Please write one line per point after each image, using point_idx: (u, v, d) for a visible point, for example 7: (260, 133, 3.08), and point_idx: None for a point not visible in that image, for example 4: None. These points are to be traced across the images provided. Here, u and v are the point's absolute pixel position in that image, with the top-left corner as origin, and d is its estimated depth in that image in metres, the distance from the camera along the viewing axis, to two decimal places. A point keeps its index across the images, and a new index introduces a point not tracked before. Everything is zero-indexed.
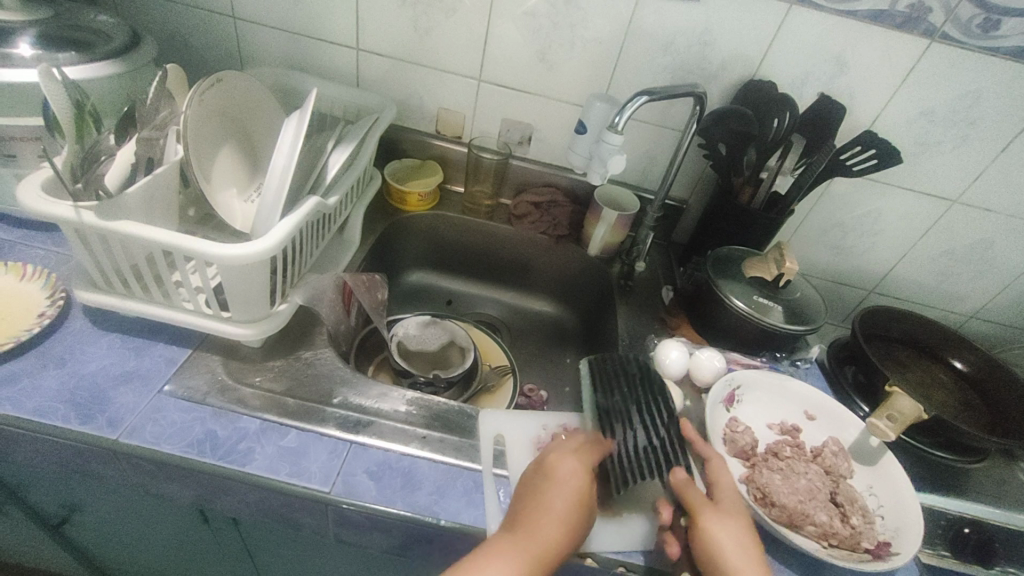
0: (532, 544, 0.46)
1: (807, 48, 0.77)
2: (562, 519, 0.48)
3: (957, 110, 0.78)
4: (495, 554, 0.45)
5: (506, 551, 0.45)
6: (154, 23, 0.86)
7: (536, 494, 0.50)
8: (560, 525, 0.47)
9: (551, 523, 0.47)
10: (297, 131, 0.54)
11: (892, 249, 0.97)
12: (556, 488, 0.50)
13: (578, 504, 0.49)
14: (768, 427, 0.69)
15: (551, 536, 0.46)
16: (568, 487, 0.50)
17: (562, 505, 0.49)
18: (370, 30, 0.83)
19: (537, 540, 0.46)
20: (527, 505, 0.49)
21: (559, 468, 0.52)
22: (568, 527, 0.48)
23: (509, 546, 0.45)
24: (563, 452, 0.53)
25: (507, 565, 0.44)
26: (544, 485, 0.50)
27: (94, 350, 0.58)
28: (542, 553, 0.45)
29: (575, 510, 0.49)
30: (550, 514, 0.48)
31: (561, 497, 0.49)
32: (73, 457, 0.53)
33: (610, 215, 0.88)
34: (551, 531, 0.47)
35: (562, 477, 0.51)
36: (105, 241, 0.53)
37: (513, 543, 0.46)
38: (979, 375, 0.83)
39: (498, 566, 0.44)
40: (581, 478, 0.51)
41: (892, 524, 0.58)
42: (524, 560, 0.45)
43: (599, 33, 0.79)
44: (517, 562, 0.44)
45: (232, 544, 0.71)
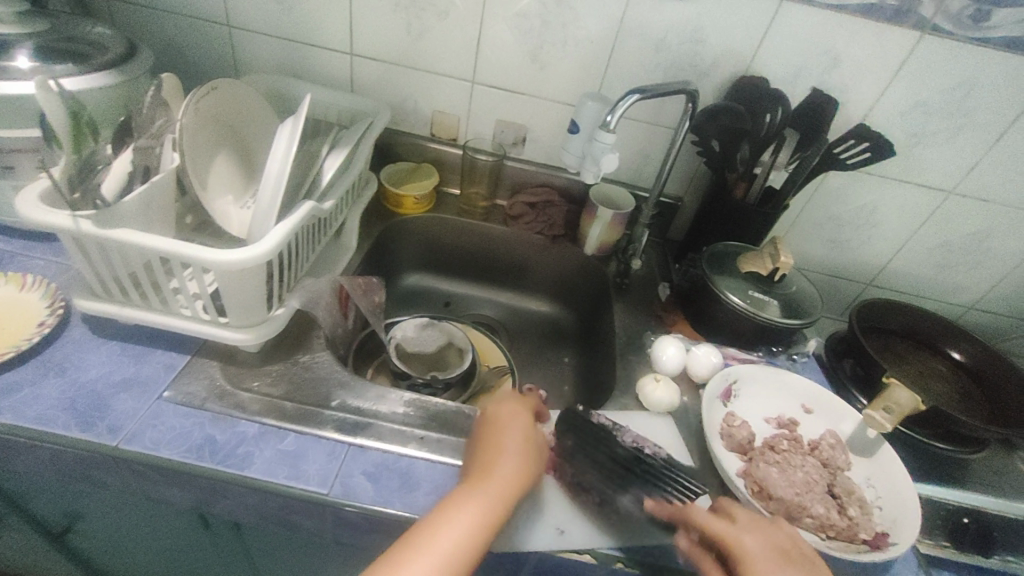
0: (497, 480, 0.49)
1: (798, 44, 0.77)
2: (519, 455, 0.51)
3: (949, 101, 0.79)
4: (462, 496, 0.47)
5: (473, 491, 0.47)
6: (149, 32, 0.86)
7: (489, 437, 0.53)
8: (518, 459, 0.51)
9: (510, 460, 0.51)
10: (291, 137, 0.55)
11: (888, 241, 0.97)
12: (508, 429, 0.53)
13: (530, 441, 0.53)
14: (765, 421, 0.69)
15: (513, 470, 0.50)
16: (516, 426, 0.54)
17: (513, 443, 0.52)
18: (364, 35, 0.84)
19: (499, 475, 0.49)
20: (483, 449, 0.52)
21: (503, 412, 0.55)
22: (524, 460, 0.51)
23: (475, 487, 0.48)
24: (503, 399, 0.57)
25: (478, 506, 0.46)
26: (492, 430, 0.53)
27: (94, 358, 0.58)
28: (507, 486, 0.48)
29: (529, 445, 0.53)
30: (508, 451, 0.51)
31: (513, 436, 0.53)
32: (75, 464, 0.54)
33: (605, 214, 0.88)
34: (511, 465, 0.50)
35: (510, 418, 0.54)
36: (102, 249, 0.54)
37: (473, 488, 0.48)
38: (977, 365, 0.83)
39: (468, 507, 0.46)
40: (526, 418, 0.55)
41: (890, 515, 0.58)
42: (492, 495, 0.47)
43: (591, 33, 0.80)
44: (481, 503, 0.46)
45: (233, 548, 0.72)
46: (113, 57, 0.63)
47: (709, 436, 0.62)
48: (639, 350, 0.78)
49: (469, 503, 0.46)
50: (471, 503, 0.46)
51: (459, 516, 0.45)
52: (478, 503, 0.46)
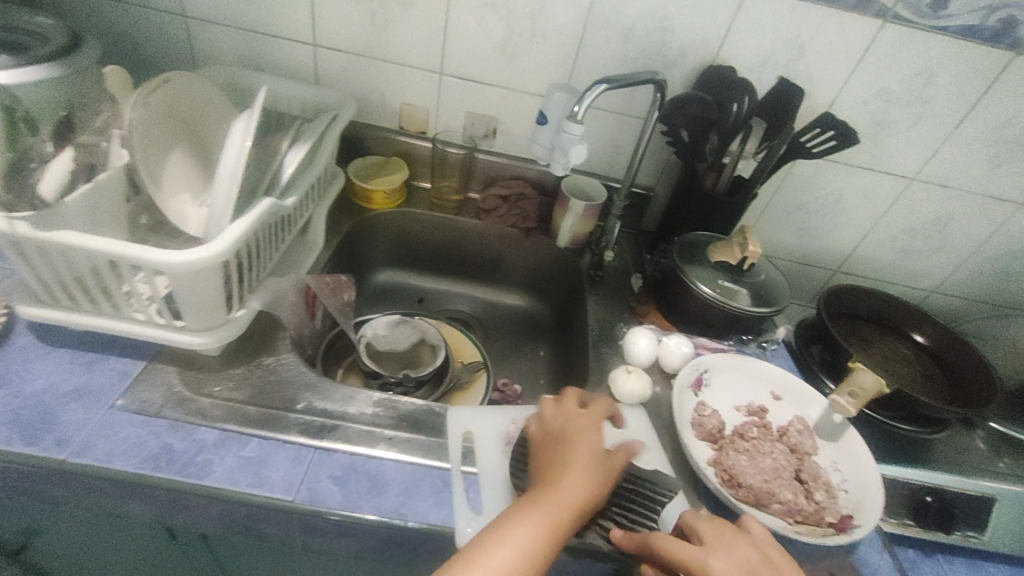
0: (563, 497, 0.48)
1: (764, 32, 0.77)
2: (587, 472, 0.51)
3: (910, 89, 0.80)
4: (527, 511, 0.47)
5: (537, 507, 0.47)
6: (97, 23, 0.82)
7: (560, 452, 0.53)
8: (585, 476, 0.50)
9: (578, 477, 0.50)
10: (245, 131, 0.53)
11: (855, 228, 0.98)
12: (578, 445, 0.53)
13: (599, 458, 0.53)
14: (735, 409, 0.70)
15: (579, 488, 0.49)
16: (587, 443, 0.53)
17: (584, 461, 0.52)
18: (325, 25, 0.81)
19: (565, 492, 0.49)
20: (553, 463, 0.52)
21: (577, 428, 0.55)
22: (595, 477, 0.51)
23: (541, 500, 0.48)
24: (576, 413, 0.57)
25: (539, 522, 0.46)
26: (565, 446, 0.53)
27: (41, 368, 0.55)
28: (571, 503, 0.48)
29: (599, 462, 0.52)
30: (578, 467, 0.51)
31: (583, 452, 0.52)
32: (23, 479, 0.51)
33: (577, 206, 0.87)
34: (578, 482, 0.50)
35: (581, 434, 0.54)
36: (44, 253, 0.51)
37: (542, 503, 0.48)
38: (939, 348, 0.85)
39: (530, 524, 0.46)
40: (598, 436, 0.55)
41: (856, 498, 0.60)
42: (555, 512, 0.47)
43: (558, 22, 0.79)
44: (547, 520, 0.46)
45: (203, 558, 0.70)
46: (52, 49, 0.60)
47: (681, 427, 0.63)
48: (612, 342, 0.78)
49: (532, 519, 0.46)
50: (535, 519, 0.46)
51: (521, 532, 0.45)
52: (540, 519, 0.46)
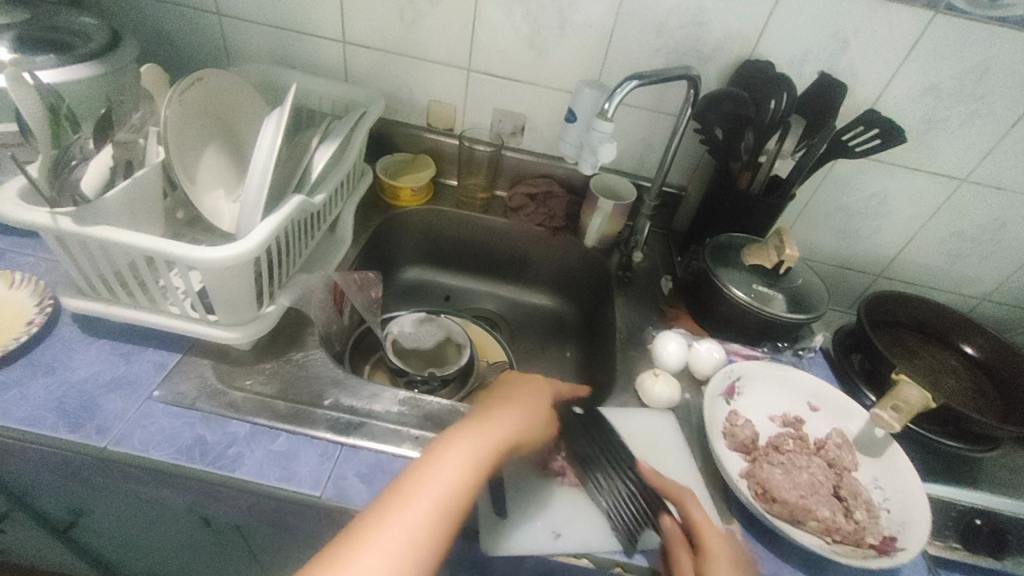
0: (494, 428, 0.50)
1: (806, 26, 0.74)
2: (522, 411, 0.53)
3: (965, 84, 0.75)
4: (460, 438, 0.47)
5: (476, 428, 0.49)
6: (140, 24, 0.84)
7: (498, 399, 0.54)
8: (518, 414, 0.52)
9: (514, 412, 0.53)
10: (278, 127, 0.53)
11: (899, 232, 0.94)
12: (512, 395, 0.55)
13: (531, 403, 0.55)
14: (769, 419, 0.67)
15: (511, 422, 0.51)
16: (524, 395, 0.56)
17: (521, 401, 0.55)
18: (356, 22, 0.81)
19: (500, 424, 0.50)
20: (488, 404, 0.54)
21: (512, 382, 0.58)
22: (528, 418, 0.53)
23: (477, 429, 0.49)
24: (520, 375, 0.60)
25: (480, 441, 0.48)
26: (504, 392, 0.56)
27: (83, 357, 0.57)
28: (508, 429, 0.50)
29: (532, 406, 0.55)
30: (508, 408, 0.53)
31: (519, 401, 0.55)
32: (66, 465, 0.53)
33: (606, 205, 0.85)
34: (509, 421, 0.51)
35: (515, 388, 0.57)
36: (86, 246, 0.52)
37: (482, 425, 0.49)
38: (990, 360, 0.81)
39: (473, 442, 0.47)
40: (538, 394, 0.57)
41: (899, 517, 0.57)
42: (485, 440, 0.48)
43: (589, 17, 0.77)
44: (489, 438, 0.48)
45: (235, 545, 0.71)
46: (96, 48, 0.61)
47: (711, 437, 0.61)
48: (640, 346, 0.76)
49: (473, 437, 0.48)
50: (464, 445, 0.47)
51: (463, 445, 0.46)
52: (470, 443, 0.47)
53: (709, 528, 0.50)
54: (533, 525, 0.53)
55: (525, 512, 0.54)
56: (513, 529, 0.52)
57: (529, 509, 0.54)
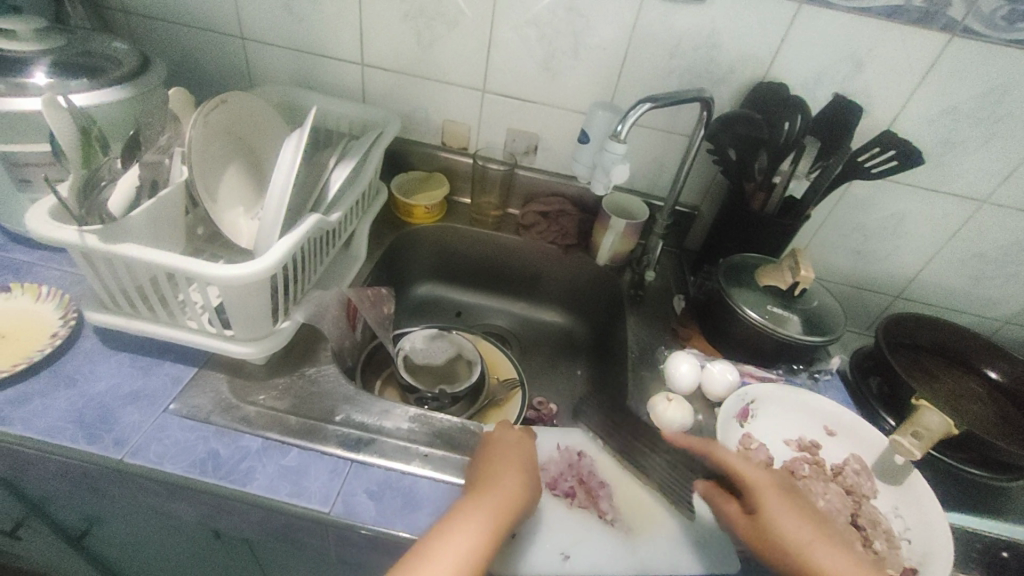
0: (497, 498, 0.48)
1: (819, 47, 0.74)
2: (519, 473, 0.52)
3: (984, 105, 0.74)
4: (464, 515, 0.46)
5: (477, 503, 0.47)
6: (168, 47, 0.88)
7: (488, 464, 0.52)
8: (518, 478, 0.51)
9: (511, 475, 0.51)
10: (296, 149, 0.54)
11: (917, 253, 0.92)
12: (506, 454, 0.54)
13: (526, 463, 0.54)
14: (785, 443, 0.66)
15: (513, 491, 0.49)
16: (517, 453, 0.54)
17: (516, 461, 0.53)
18: (374, 45, 0.84)
19: (501, 494, 0.49)
20: (484, 471, 0.52)
21: (500, 439, 0.56)
22: (526, 479, 0.52)
23: (478, 503, 0.47)
24: (507, 428, 0.58)
25: (483, 517, 0.46)
26: (497, 451, 0.54)
27: (103, 370, 0.59)
28: (510, 498, 0.49)
29: (528, 466, 0.53)
30: (507, 471, 0.51)
31: (514, 459, 0.53)
32: (83, 475, 0.54)
33: (619, 224, 0.85)
34: (509, 488, 0.50)
35: (505, 444, 0.55)
36: (110, 262, 0.54)
37: (482, 497, 0.48)
38: (1015, 386, 0.78)
39: (475, 520, 0.46)
40: (529, 451, 0.56)
41: (921, 549, 0.55)
42: (490, 512, 0.47)
43: (603, 39, 0.78)
44: (491, 511, 0.47)
45: (244, 559, 0.71)
46: (127, 72, 0.64)
47: None
48: (652, 366, 0.76)
49: (474, 515, 0.46)
50: (469, 524, 0.45)
51: (466, 525, 0.45)
52: (477, 519, 0.46)
53: (737, 465, 0.51)
54: (541, 545, 0.52)
55: (534, 531, 0.53)
56: (521, 548, 0.52)
57: (539, 529, 0.54)
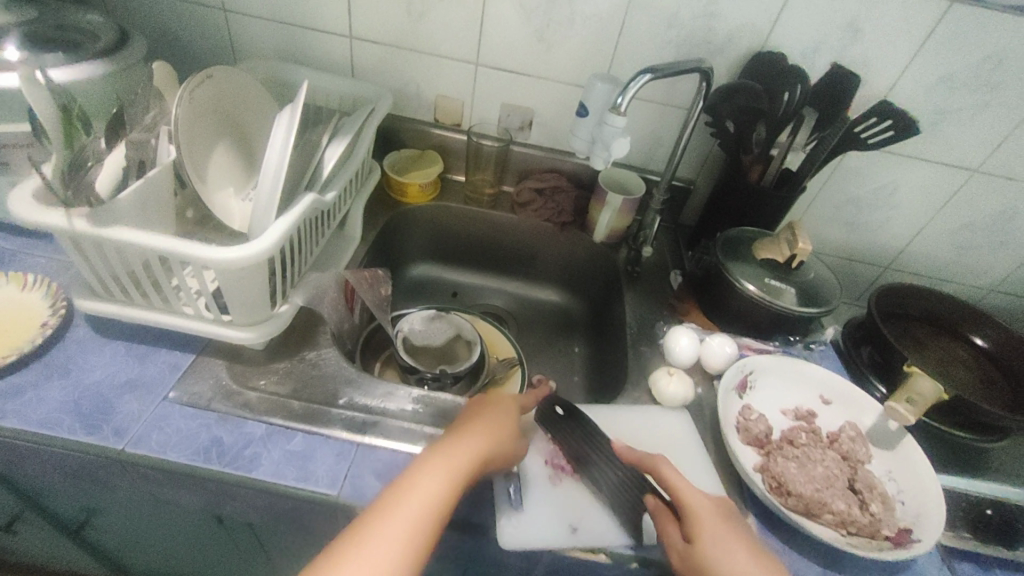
0: (458, 453, 0.47)
1: (818, 17, 0.73)
2: (490, 432, 0.50)
3: (979, 75, 0.75)
4: (428, 464, 0.46)
5: (438, 457, 0.47)
6: (144, 21, 0.84)
7: (464, 421, 0.52)
8: (489, 434, 0.50)
9: (480, 434, 0.50)
10: (290, 126, 0.53)
11: (908, 224, 0.93)
12: (483, 412, 0.53)
13: (503, 422, 0.52)
14: (782, 413, 0.67)
15: (478, 448, 0.48)
16: (495, 412, 0.53)
17: (492, 419, 0.52)
18: (363, 16, 0.80)
19: (463, 448, 0.48)
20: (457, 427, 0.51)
21: (493, 399, 0.56)
22: (506, 434, 0.51)
23: (439, 456, 0.47)
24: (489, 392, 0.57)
25: (441, 472, 0.45)
26: (475, 410, 0.53)
27: (98, 359, 0.57)
28: (473, 455, 0.47)
29: (506, 426, 0.52)
30: (484, 422, 0.51)
31: (498, 415, 0.52)
32: (84, 466, 0.53)
33: (616, 200, 0.85)
34: (476, 445, 0.48)
35: (492, 399, 0.55)
36: (100, 247, 0.52)
37: (444, 452, 0.47)
38: (1000, 351, 0.80)
39: (433, 474, 0.45)
40: (508, 410, 0.54)
41: (914, 510, 0.57)
42: (460, 457, 0.47)
43: (599, 9, 0.76)
44: (450, 466, 0.46)
45: (248, 543, 0.72)
46: (104, 46, 0.61)
47: (727, 431, 0.61)
48: (651, 341, 0.76)
49: (433, 469, 0.46)
50: (425, 478, 0.45)
51: (423, 480, 0.45)
52: (439, 469, 0.46)
53: (682, 487, 0.49)
54: (545, 518, 0.53)
55: (538, 504, 0.54)
56: (528, 521, 0.53)
57: (548, 505, 0.54)
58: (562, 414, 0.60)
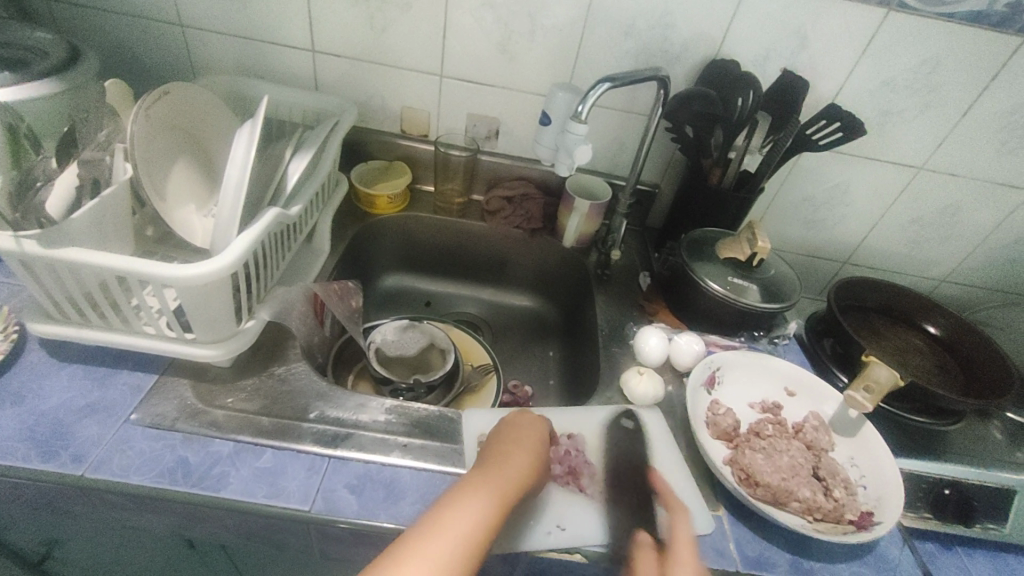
0: (509, 472, 0.48)
1: (766, 26, 0.76)
2: (532, 455, 0.52)
3: (917, 77, 0.79)
4: (483, 479, 0.47)
5: (490, 475, 0.47)
6: (97, 37, 0.82)
7: (503, 440, 0.53)
8: (531, 456, 0.52)
9: (524, 455, 0.51)
10: (249, 141, 0.52)
11: (863, 220, 0.97)
12: (520, 434, 0.54)
13: (541, 445, 0.54)
14: (750, 406, 0.69)
15: (524, 470, 0.50)
16: (530, 434, 0.55)
17: (530, 441, 0.53)
18: (324, 29, 0.80)
19: (513, 469, 0.49)
20: (499, 446, 0.52)
21: (514, 421, 0.57)
22: (519, 480, 0.48)
23: (493, 473, 0.47)
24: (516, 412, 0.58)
25: (498, 487, 0.46)
26: (512, 430, 0.55)
27: (54, 384, 0.55)
28: (521, 476, 0.49)
29: (542, 448, 0.54)
30: (524, 445, 0.53)
31: (532, 438, 0.54)
32: (41, 495, 0.51)
33: (582, 205, 0.86)
34: (522, 465, 0.50)
35: (526, 422, 0.56)
36: (53, 269, 0.50)
37: (496, 470, 0.48)
38: (952, 338, 0.84)
39: (491, 486, 0.46)
40: (540, 433, 0.56)
41: (875, 494, 0.59)
42: (511, 478, 0.48)
43: (558, 20, 0.78)
44: (504, 483, 0.47)
45: (221, 565, 0.70)
46: (54, 64, 0.60)
47: (696, 427, 0.62)
48: (622, 342, 0.77)
49: (490, 483, 0.46)
50: (484, 491, 0.45)
51: (483, 492, 0.45)
52: (494, 484, 0.46)
53: (678, 527, 0.51)
54: (525, 524, 0.53)
55: (518, 513, 0.54)
56: (509, 530, 0.52)
57: (523, 512, 0.54)
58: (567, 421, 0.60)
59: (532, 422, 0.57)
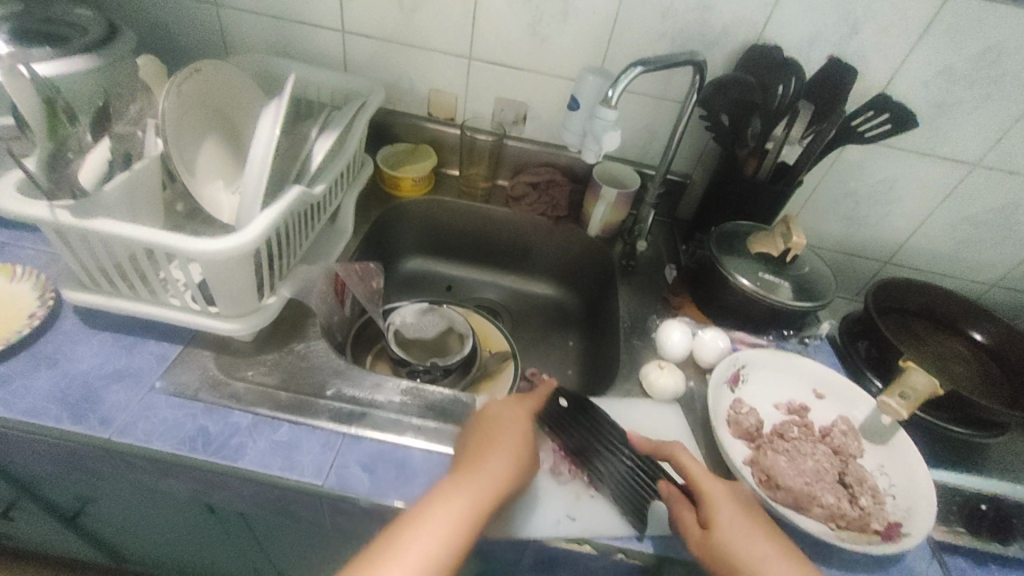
0: (482, 481, 0.47)
1: (813, 8, 0.72)
2: (511, 456, 0.50)
3: (978, 66, 0.73)
4: (451, 492, 0.46)
5: (459, 486, 0.46)
6: (136, 15, 0.84)
7: (483, 440, 0.51)
8: (508, 459, 0.50)
9: (500, 458, 0.49)
10: (274, 119, 0.52)
11: (908, 218, 0.92)
12: (500, 433, 0.52)
13: (523, 443, 0.52)
14: (775, 407, 0.67)
15: (498, 476, 0.48)
16: (512, 430, 0.52)
17: (509, 441, 0.51)
18: (354, 9, 0.80)
19: (485, 477, 0.47)
20: (476, 448, 0.51)
21: (498, 413, 0.54)
22: (494, 490, 0.47)
23: (462, 483, 0.47)
24: (502, 400, 0.56)
25: (466, 500, 0.45)
26: (491, 428, 0.53)
27: (85, 350, 0.57)
28: (495, 483, 0.47)
29: (524, 446, 0.52)
30: (503, 446, 0.50)
31: (513, 437, 0.52)
32: (71, 455, 0.54)
33: (610, 193, 0.84)
34: (498, 471, 0.48)
35: (509, 416, 0.54)
36: (86, 239, 0.52)
37: (467, 479, 0.47)
38: (1000, 347, 0.79)
39: (457, 500, 0.45)
40: (523, 428, 0.53)
41: (905, 505, 0.57)
42: (482, 488, 0.47)
43: (592, 2, 0.76)
44: (473, 495, 0.46)
45: (241, 532, 0.72)
46: (92, 39, 0.61)
47: (716, 425, 0.60)
48: (644, 335, 0.76)
49: (457, 498, 0.45)
50: (449, 508, 0.45)
51: (447, 509, 0.45)
52: (462, 498, 0.45)
53: (700, 475, 0.51)
54: (535, 514, 0.53)
55: (529, 503, 0.54)
56: (517, 518, 0.52)
57: (534, 501, 0.54)
58: (567, 405, 0.61)
59: (513, 415, 0.54)
